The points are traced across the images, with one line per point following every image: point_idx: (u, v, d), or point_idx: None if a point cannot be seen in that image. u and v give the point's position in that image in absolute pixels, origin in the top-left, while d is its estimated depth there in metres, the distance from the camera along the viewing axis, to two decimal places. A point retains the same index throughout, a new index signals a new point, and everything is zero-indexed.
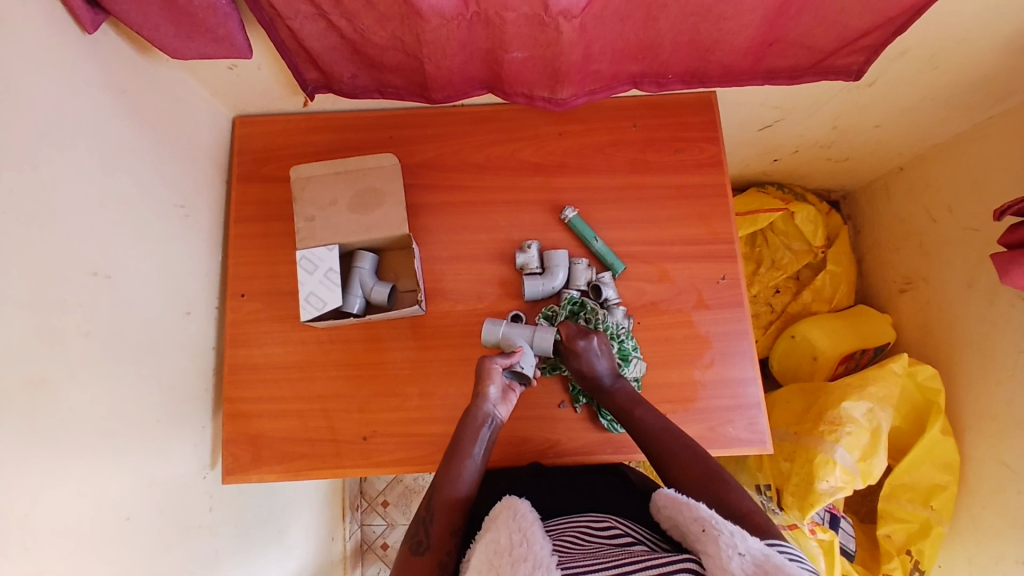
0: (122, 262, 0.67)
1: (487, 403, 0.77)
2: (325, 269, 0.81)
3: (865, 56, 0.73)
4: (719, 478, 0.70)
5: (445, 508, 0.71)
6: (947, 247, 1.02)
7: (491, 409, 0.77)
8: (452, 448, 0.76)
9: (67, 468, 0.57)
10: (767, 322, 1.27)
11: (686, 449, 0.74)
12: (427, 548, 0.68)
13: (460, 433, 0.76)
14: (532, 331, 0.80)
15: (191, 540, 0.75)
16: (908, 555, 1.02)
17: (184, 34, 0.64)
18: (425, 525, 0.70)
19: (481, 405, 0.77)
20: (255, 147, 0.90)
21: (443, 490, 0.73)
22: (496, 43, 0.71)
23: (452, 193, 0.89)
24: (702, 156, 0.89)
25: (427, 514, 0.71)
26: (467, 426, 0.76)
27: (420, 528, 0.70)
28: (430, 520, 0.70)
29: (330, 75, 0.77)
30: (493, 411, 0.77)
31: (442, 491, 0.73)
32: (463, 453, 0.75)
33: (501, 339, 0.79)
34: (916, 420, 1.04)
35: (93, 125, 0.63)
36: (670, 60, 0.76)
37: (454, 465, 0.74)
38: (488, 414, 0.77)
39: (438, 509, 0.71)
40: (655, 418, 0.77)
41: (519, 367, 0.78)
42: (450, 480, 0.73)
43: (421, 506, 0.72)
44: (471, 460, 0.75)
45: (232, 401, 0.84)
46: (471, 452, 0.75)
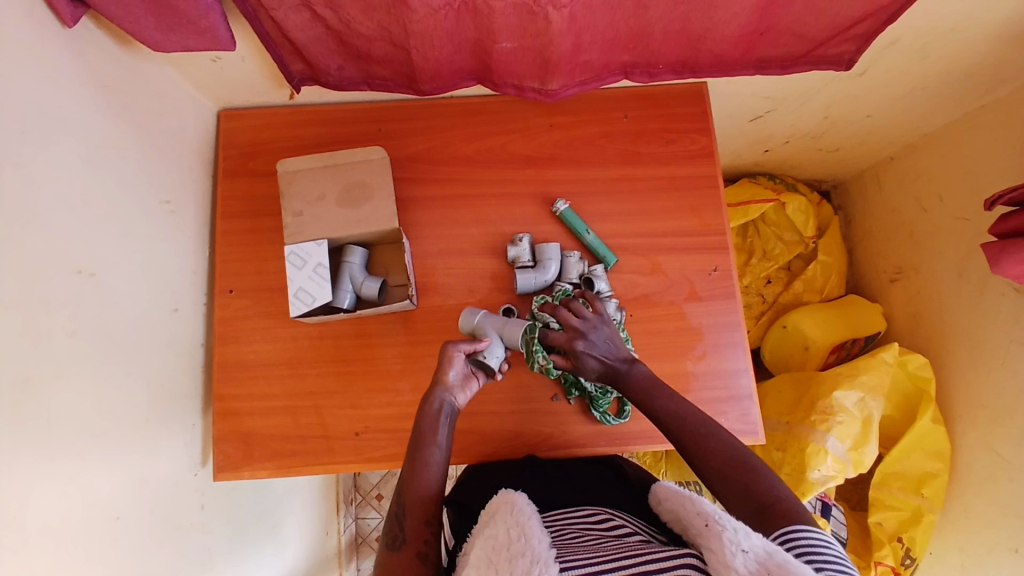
0: (108, 260, 0.66)
1: (445, 389, 0.76)
2: (313, 264, 0.80)
3: (856, 45, 0.72)
4: (750, 466, 0.66)
5: (412, 501, 0.70)
6: (938, 237, 1.03)
7: (447, 397, 0.76)
8: (412, 444, 0.74)
9: (55, 469, 0.56)
10: (759, 312, 1.27)
11: (706, 436, 0.70)
12: (403, 542, 0.68)
13: (418, 428, 0.75)
14: (503, 323, 0.80)
15: (183, 539, 0.74)
16: (899, 541, 1.03)
17: (165, 26, 0.63)
18: (398, 519, 0.69)
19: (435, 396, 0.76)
20: (241, 141, 0.89)
21: (410, 483, 0.71)
22: (484, 33, 0.70)
23: (442, 187, 0.88)
24: (693, 147, 0.88)
25: (398, 508, 0.70)
26: (425, 416, 0.75)
27: (394, 523, 0.69)
28: (403, 514, 0.69)
29: (316, 66, 0.76)
30: (451, 397, 0.76)
31: (408, 485, 0.71)
32: (422, 446, 0.73)
33: (475, 328, 0.80)
34: (907, 409, 1.05)
35: (75, 120, 0.62)
36: (661, 49, 0.75)
37: (415, 459, 0.73)
38: (446, 401, 0.76)
39: (406, 503, 0.70)
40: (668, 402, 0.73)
41: (482, 357, 0.78)
42: (418, 472, 0.72)
43: (393, 500, 0.71)
44: (437, 448, 0.74)
45: (222, 398, 0.83)
46: (431, 444, 0.74)
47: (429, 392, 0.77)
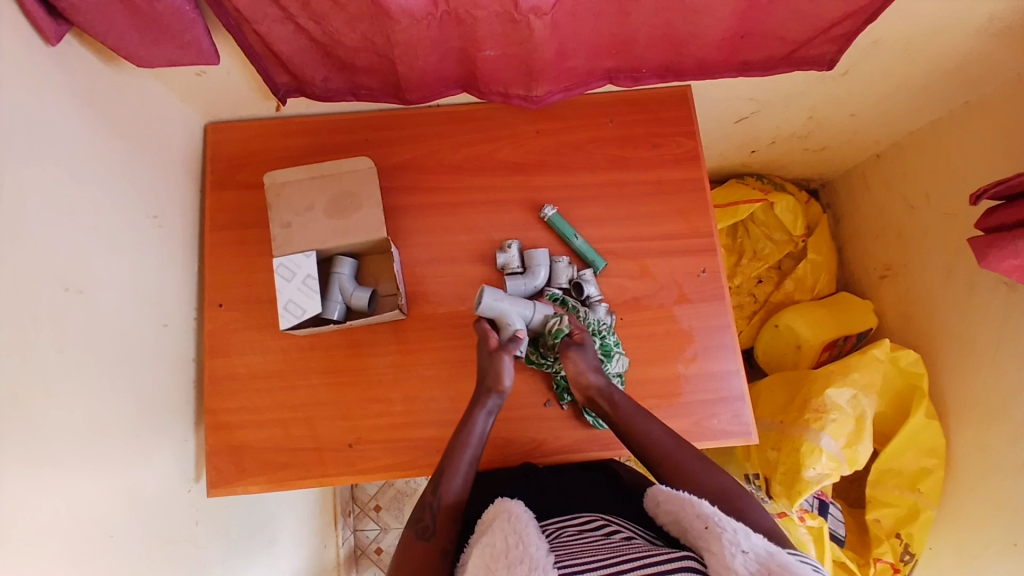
0: (96, 276, 0.66)
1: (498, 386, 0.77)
2: (302, 276, 0.80)
3: (837, 45, 0.73)
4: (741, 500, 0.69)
5: (449, 501, 0.72)
6: (926, 234, 1.03)
7: (498, 395, 0.77)
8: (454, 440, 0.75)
9: (46, 489, 0.56)
10: (751, 312, 1.28)
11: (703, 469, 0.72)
12: (432, 534, 0.70)
13: (464, 424, 0.76)
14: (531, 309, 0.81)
15: (178, 555, 0.74)
16: (897, 538, 1.03)
17: (149, 41, 0.63)
18: (431, 511, 0.71)
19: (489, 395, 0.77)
20: (228, 154, 0.89)
21: (448, 475, 0.73)
22: (468, 41, 0.70)
23: (430, 195, 0.88)
24: (680, 150, 0.89)
25: (435, 501, 0.72)
26: (478, 410, 0.76)
27: (426, 513, 0.71)
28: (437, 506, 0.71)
29: (301, 78, 0.76)
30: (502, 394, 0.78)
31: (447, 480, 0.73)
32: (464, 445, 0.74)
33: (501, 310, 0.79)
34: (900, 405, 1.05)
35: (62, 138, 0.62)
36: (644, 54, 0.76)
37: (456, 455, 0.74)
38: (495, 398, 0.77)
39: (443, 499, 0.72)
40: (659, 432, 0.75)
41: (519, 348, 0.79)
42: (457, 465, 0.74)
43: (427, 490, 0.73)
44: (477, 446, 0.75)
45: (214, 413, 0.83)
46: (475, 444, 0.75)
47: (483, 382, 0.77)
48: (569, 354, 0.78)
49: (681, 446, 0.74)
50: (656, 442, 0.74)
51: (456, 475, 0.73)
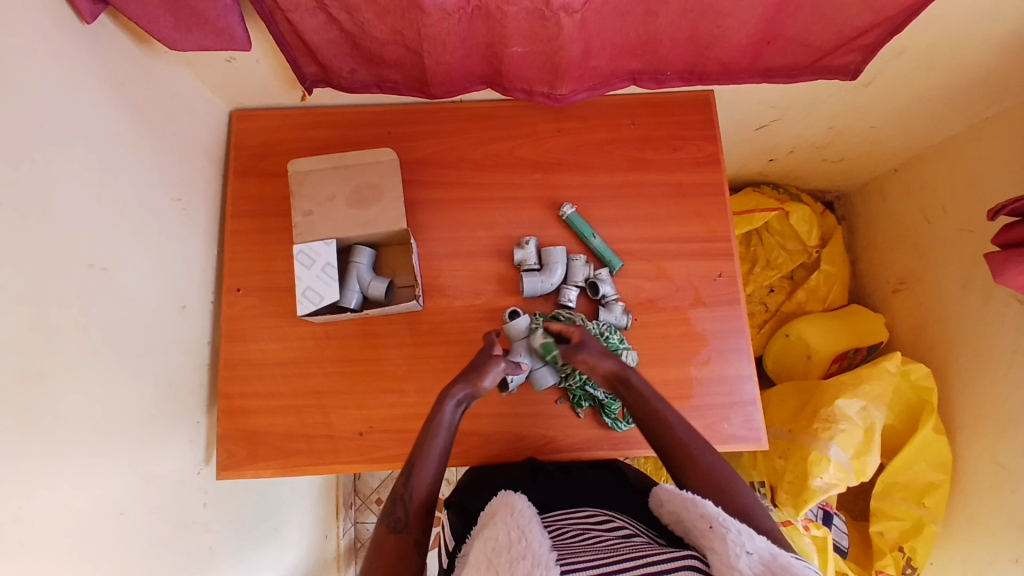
0: (119, 255, 0.66)
1: (470, 383, 0.74)
2: (321, 263, 0.80)
3: (862, 55, 0.74)
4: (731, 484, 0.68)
5: (421, 493, 0.69)
6: (942, 248, 1.03)
7: (467, 389, 0.74)
8: (423, 432, 0.73)
9: (62, 463, 0.57)
10: (762, 321, 1.28)
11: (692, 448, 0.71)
12: (405, 527, 0.68)
13: (432, 414, 0.74)
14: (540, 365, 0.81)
15: (186, 536, 0.74)
16: (900, 552, 1.03)
17: (182, 26, 0.64)
18: (403, 504, 0.69)
19: (459, 387, 0.74)
20: (252, 142, 0.89)
21: (419, 466, 0.71)
22: (496, 37, 0.71)
23: (450, 189, 0.89)
24: (700, 154, 0.89)
25: (406, 494, 0.69)
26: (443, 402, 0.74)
27: (398, 507, 0.69)
28: (410, 499, 0.69)
29: (328, 69, 0.77)
30: (474, 386, 0.74)
31: (417, 473, 0.70)
32: (433, 438, 0.72)
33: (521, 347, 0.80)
34: (909, 418, 1.05)
35: (92, 118, 0.63)
36: (669, 57, 0.76)
37: (425, 448, 0.72)
38: (468, 390, 0.74)
39: (414, 491, 0.69)
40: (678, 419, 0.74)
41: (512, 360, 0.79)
42: (426, 457, 0.71)
43: (398, 483, 0.70)
44: (443, 436, 0.73)
45: (228, 397, 0.83)
46: (445, 435, 0.73)
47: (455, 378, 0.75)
48: (577, 358, 0.76)
49: (694, 433, 0.73)
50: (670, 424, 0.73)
51: (427, 467, 0.71)
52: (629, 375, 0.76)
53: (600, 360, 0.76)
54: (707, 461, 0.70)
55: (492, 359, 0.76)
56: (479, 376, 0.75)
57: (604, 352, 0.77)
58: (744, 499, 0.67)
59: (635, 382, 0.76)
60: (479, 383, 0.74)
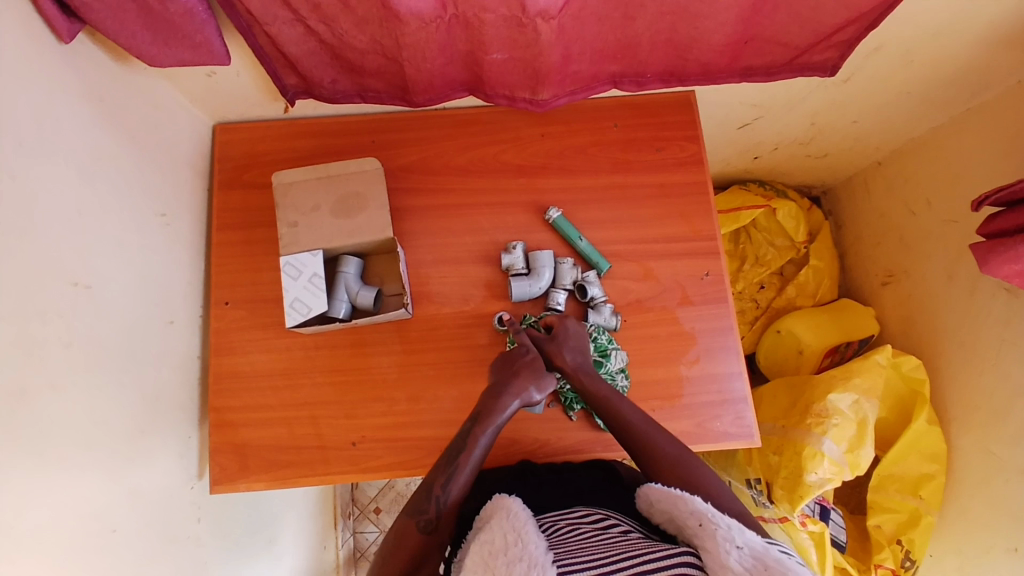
0: (104, 272, 0.66)
1: (529, 392, 0.77)
2: (308, 274, 0.81)
3: (840, 51, 0.74)
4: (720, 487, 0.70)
5: (455, 495, 0.71)
6: (926, 240, 1.04)
7: (524, 396, 0.76)
8: (464, 432, 0.74)
9: (49, 483, 0.56)
10: (753, 317, 1.28)
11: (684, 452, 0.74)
12: (436, 528, 0.68)
13: (482, 413, 0.75)
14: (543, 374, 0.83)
15: (179, 552, 0.74)
16: (898, 544, 1.03)
17: (161, 41, 0.64)
18: (437, 504, 0.70)
19: (514, 392, 0.76)
20: (236, 155, 0.90)
21: (460, 468, 0.72)
22: (475, 45, 0.71)
23: (436, 197, 0.89)
24: (683, 154, 0.90)
25: (441, 494, 0.70)
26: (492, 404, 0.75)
27: (430, 505, 0.70)
28: (444, 499, 0.70)
29: (310, 79, 0.77)
30: (531, 395, 0.77)
31: (455, 476, 0.71)
32: (477, 439, 0.73)
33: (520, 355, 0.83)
34: (901, 410, 1.05)
35: (73, 137, 0.63)
36: (648, 59, 0.77)
37: (466, 451, 0.73)
38: (524, 397, 0.76)
39: (450, 492, 0.70)
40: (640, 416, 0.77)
41: None
42: (466, 459, 0.72)
43: (432, 482, 0.71)
44: (485, 440, 0.74)
45: (218, 410, 0.83)
46: (487, 438, 0.74)
47: (512, 381, 0.77)
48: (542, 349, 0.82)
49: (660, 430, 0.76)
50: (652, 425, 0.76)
51: (465, 470, 0.72)
52: (578, 371, 0.80)
53: (560, 352, 0.81)
54: (696, 465, 0.73)
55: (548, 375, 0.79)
56: (531, 385, 0.77)
57: (568, 343, 0.81)
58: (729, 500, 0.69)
59: (583, 380, 0.79)
60: (537, 394, 0.77)
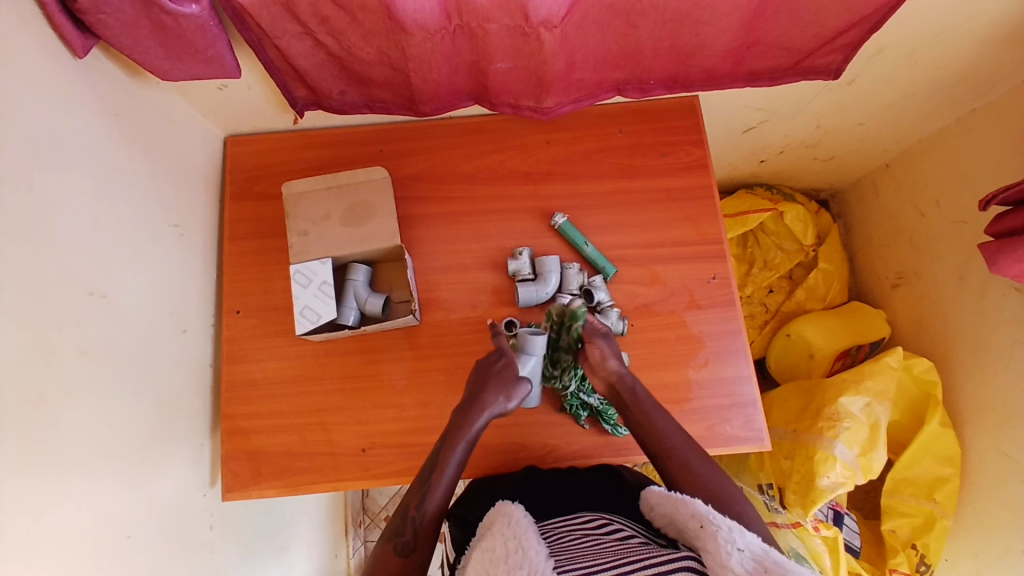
0: (119, 281, 0.68)
1: (498, 406, 0.76)
2: (318, 282, 0.82)
3: (843, 55, 0.74)
4: (732, 500, 0.68)
5: (431, 513, 0.71)
6: (936, 242, 1.04)
7: (495, 409, 0.76)
8: (442, 448, 0.75)
9: (65, 489, 0.57)
10: (763, 321, 1.28)
11: (703, 464, 0.72)
12: (413, 550, 0.69)
13: (451, 431, 0.76)
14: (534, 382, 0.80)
15: (192, 558, 0.75)
16: (913, 548, 1.01)
17: (173, 56, 0.66)
18: (413, 525, 0.71)
19: (488, 405, 0.75)
20: (248, 166, 0.91)
21: (434, 486, 0.73)
22: (480, 55, 0.72)
23: (443, 204, 0.90)
24: (689, 159, 0.90)
25: (417, 514, 0.71)
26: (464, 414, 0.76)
27: (407, 527, 0.71)
28: (418, 521, 0.71)
29: (319, 91, 0.79)
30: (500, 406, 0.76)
31: (430, 493, 0.72)
32: (450, 456, 0.74)
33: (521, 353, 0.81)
34: (915, 414, 1.04)
35: (88, 151, 0.65)
36: (652, 66, 0.77)
37: (441, 468, 0.73)
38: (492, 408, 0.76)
39: (425, 513, 0.71)
40: (667, 424, 0.76)
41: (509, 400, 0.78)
42: (440, 477, 0.73)
43: (410, 502, 0.72)
44: (457, 456, 0.74)
45: (231, 417, 0.84)
46: (462, 454, 0.74)
47: (485, 393, 0.76)
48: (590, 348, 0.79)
49: (692, 447, 0.74)
50: (661, 433, 0.75)
51: (439, 488, 0.73)
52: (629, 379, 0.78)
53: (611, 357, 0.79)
54: (716, 480, 0.71)
55: (522, 381, 0.77)
56: (501, 395, 0.76)
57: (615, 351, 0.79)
58: (748, 517, 0.67)
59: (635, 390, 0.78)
60: (507, 403, 0.76)
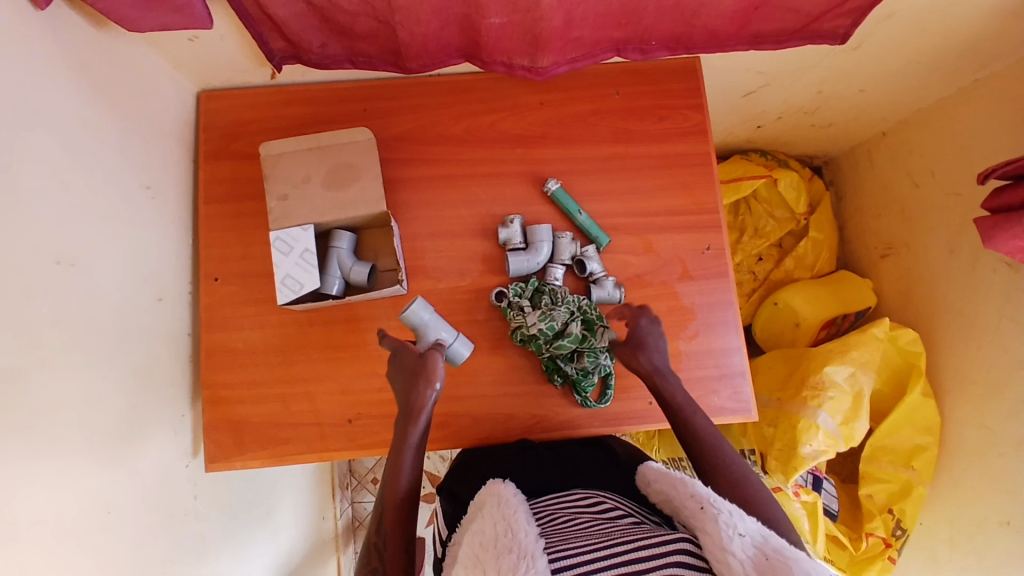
0: (87, 248, 0.63)
1: (422, 393, 0.70)
2: (300, 250, 0.78)
3: (852, 18, 0.71)
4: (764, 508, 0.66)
5: (388, 528, 0.69)
6: (928, 213, 1.03)
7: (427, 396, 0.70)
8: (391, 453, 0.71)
9: (45, 468, 0.55)
10: (751, 289, 1.27)
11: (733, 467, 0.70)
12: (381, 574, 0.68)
13: (395, 441, 0.71)
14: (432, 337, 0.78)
15: (176, 529, 0.74)
16: (889, 514, 1.04)
17: (139, 4, 0.60)
18: (377, 550, 0.69)
19: (416, 397, 0.70)
20: (223, 123, 0.86)
21: (389, 489, 0.70)
22: (472, 8, 0.67)
23: (432, 167, 0.86)
24: (687, 124, 0.87)
25: (378, 541, 0.69)
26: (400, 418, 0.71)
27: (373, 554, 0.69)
28: (382, 545, 0.69)
29: (298, 44, 0.73)
30: (426, 397, 0.71)
31: (386, 504, 0.70)
32: (397, 457, 0.70)
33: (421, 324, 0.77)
34: (896, 383, 1.06)
35: (53, 109, 0.59)
36: (653, 25, 0.73)
37: (393, 472, 0.70)
38: (421, 400, 0.70)
39: (384, 532, 0.69)
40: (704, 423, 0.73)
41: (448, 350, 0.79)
42: (391, 478, 0.70)
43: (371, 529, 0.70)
44: (405, 456, 0.70)
45: (212, 387, 0.82)
46: (410, 449, 0.70)
47: (410, 389, 0.71)
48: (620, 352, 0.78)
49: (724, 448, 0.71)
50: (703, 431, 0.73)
51: (393, 495, 0.70)
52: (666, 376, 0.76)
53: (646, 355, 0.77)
54: (746, 483, 0.68)
55: (431, 356, 0.72)
56: (425, 385, 0.70)
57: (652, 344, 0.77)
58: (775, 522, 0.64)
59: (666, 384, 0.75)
60: (432, 386, 0.71)
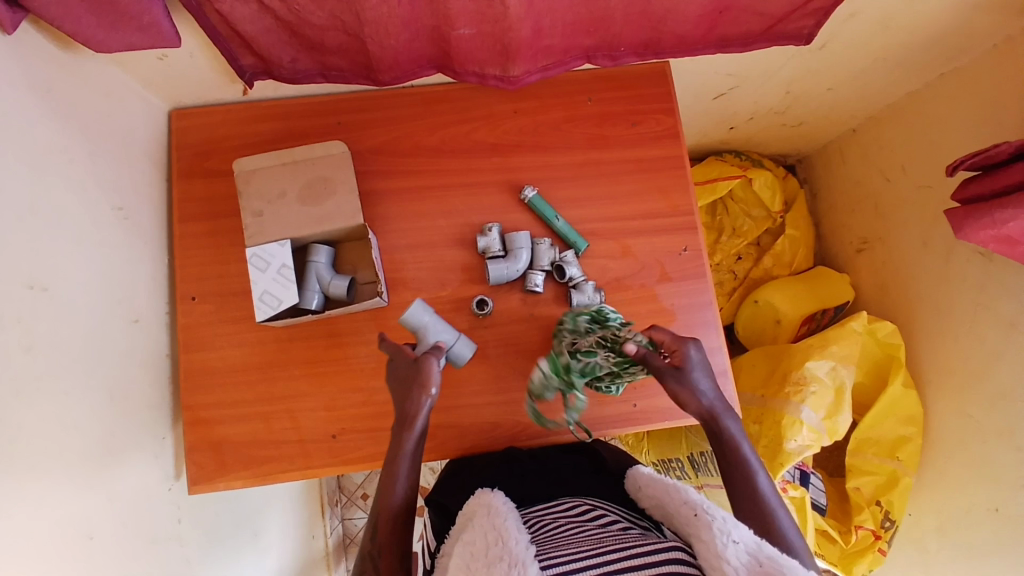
0: (59, 272, 0.62)
1: (417, 400, 0.70)
2: (277, 266, 0.77)
3: (816, 19, 0.72)
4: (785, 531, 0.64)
5: (382, 538, 0.69)
6: (901, 207, 1.05)
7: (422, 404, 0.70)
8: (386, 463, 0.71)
9: (23, 499, 0.54)
10: (731, 288, 1.28)
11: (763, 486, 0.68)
12: None
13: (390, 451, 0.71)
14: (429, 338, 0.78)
15: (159, 554, 0.72)
16: (877, 506, 1.05)
17: (106, 24, 0.60)
18: (372, 561, 0.69)
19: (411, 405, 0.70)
20: (195, 141, 0.85)
21: (382, 500, 0.70)
22: (442, 19, 0.68)
23: (408, 179, 0.86)
24: (659, 128, 0.88)
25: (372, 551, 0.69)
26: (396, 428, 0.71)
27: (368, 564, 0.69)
28: (376, 556, 0.69)
29: (268, 59, 0.73)
30: (422, 404, 0.70)
31: (380, 517, 0.70)
32: (391, 468, 0.70)
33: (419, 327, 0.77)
34: (878, 375, 1.08)
35: (19, 131, 0.59)
36: (622, 32, 0.74)
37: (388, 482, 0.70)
38: (415, 408, 0.70)
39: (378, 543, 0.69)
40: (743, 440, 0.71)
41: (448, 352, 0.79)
42: (385, 488, 0.70)
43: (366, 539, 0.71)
44: (399, 466, 0.70)
45: (192, 408, 0.81)
46: (404, 459, 0.70)
47: (404, 396, 0.71)
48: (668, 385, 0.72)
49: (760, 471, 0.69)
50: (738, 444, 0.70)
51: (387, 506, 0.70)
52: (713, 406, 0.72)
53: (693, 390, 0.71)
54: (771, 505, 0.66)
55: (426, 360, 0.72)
56: (420, 392, 0.70)
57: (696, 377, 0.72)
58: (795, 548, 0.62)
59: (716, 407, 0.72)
60: (426, 392, 0.70)
